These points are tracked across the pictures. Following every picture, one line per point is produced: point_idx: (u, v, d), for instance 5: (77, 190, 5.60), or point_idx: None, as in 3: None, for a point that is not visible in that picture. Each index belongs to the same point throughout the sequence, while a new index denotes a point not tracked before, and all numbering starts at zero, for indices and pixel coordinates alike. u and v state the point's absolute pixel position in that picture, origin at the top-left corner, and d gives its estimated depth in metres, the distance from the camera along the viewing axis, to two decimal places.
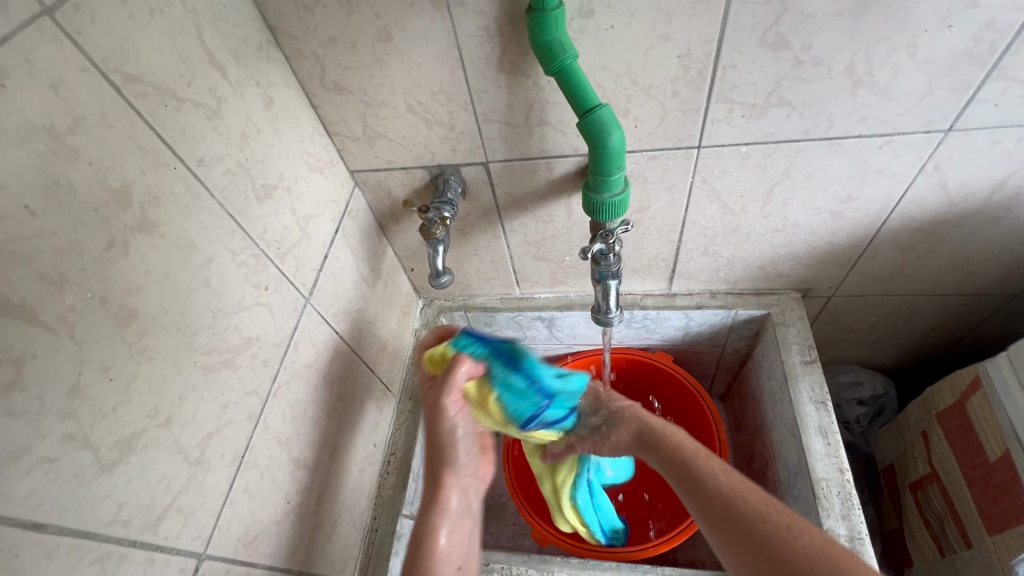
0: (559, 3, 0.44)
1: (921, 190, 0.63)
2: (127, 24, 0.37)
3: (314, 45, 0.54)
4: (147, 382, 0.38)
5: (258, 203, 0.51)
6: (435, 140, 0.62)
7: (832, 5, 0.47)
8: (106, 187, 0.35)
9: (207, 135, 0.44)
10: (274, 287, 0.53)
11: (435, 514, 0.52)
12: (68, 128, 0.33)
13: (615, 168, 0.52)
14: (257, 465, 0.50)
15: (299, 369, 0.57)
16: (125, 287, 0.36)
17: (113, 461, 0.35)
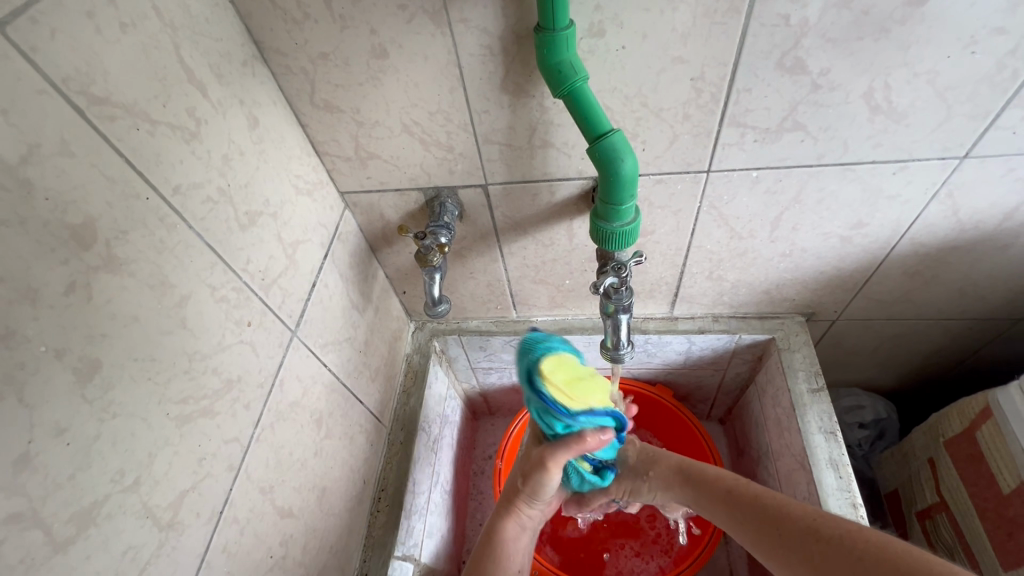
0: (569, 23, 0.42)
1: (932, 217, 0.61)
2: (95, 40, 0.33)
3: (304, 61, 0.50)
4: (111, 442, 0.34)
5: (241, 231, 0.47)
6: (432, 161, 0.59)
7: (853, 29, 0.45)
8: (65, 224, 0.31)
9: (185, 160, 0.40)
10: (259, 321, 0.49)
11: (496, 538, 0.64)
12: (21, 158, 0.29)
13: (627, 196, 0.49)
14: (237, 520, 0.45)
15: (284, 409, 0.53)
16: (87, 336, 0.32)
17: (68, 538, 0.31)
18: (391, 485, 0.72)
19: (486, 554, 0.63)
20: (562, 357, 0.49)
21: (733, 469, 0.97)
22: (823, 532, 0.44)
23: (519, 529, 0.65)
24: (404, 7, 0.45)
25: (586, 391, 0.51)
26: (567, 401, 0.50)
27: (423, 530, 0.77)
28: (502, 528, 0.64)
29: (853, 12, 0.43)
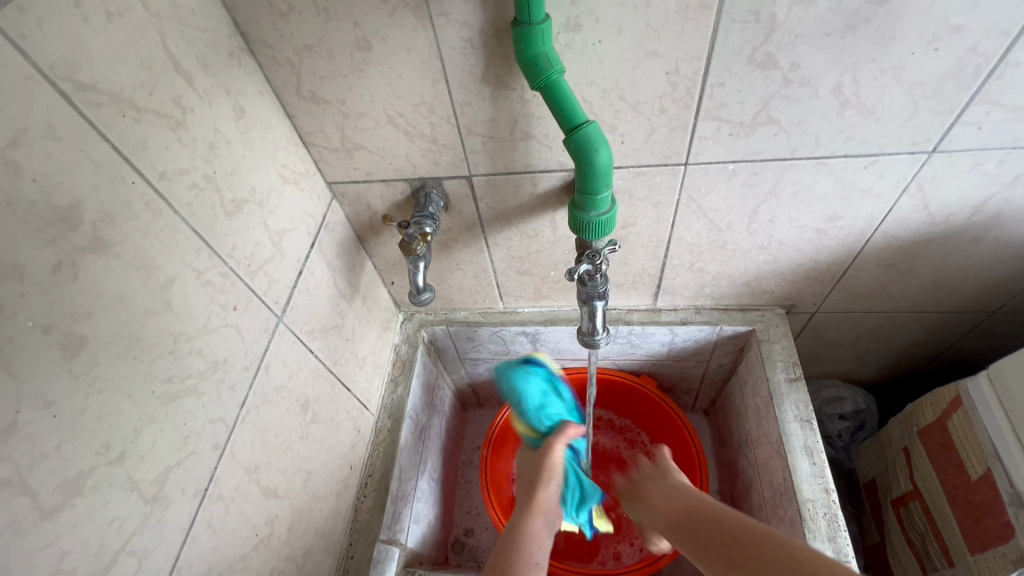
0: (545, 17, 0.43)
1: (904, 211, 0.63)
2: (81, 28, 0.34)
3: (290, 52, 0.51)
4: (97, 416, 0.35)
5: (226, 218, 0.48)
6: (417, 152, 0.60)
7: (820, 25, 0.46)
8: (52, 205, 0.32)
9: (171, 147, 0.41)
10: (244, 307, 0.50)
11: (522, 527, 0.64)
12: (9, 141, 0.30)
13: (602, 186, 0.51)
14: (222, 498, 0.47)
15: (270, 393, 0.54)
16: (72, 313, 0.33)
17: (55, 506, 0.32)
18: (377, 471, 0.73)
19: (513, 541, 0.62)
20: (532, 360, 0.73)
21: (716, 459, 0.99)
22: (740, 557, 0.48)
23: (544, 525, 0.66)
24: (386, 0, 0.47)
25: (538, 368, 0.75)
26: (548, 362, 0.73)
27: (409, 516, 0.78)
28: (526, 523, 0.65)
29: (821, 9, 0.45)
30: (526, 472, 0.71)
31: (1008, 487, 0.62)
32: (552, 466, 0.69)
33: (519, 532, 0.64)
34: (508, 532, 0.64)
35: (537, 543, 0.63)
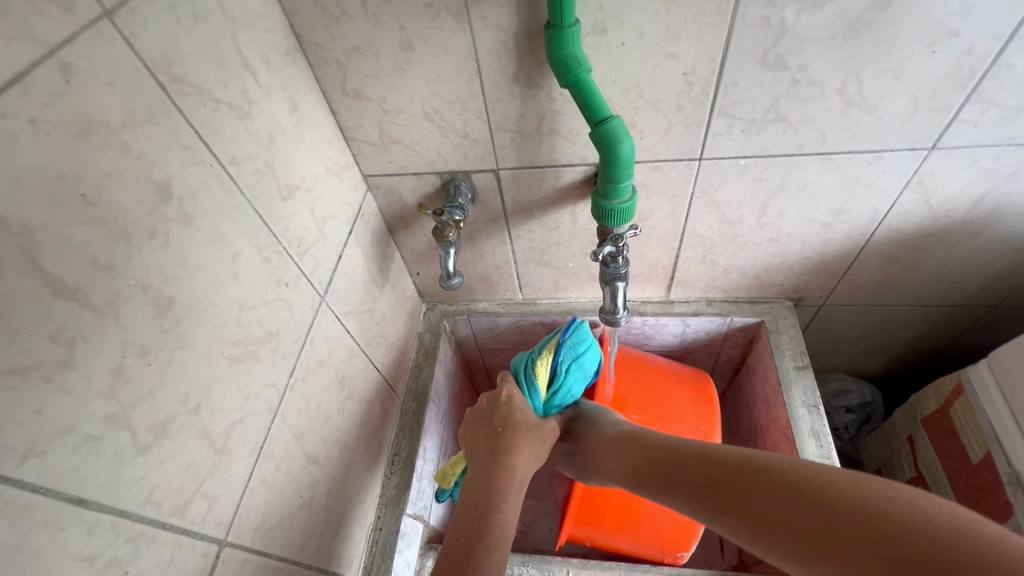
0: (575, 21, 0.48)
1: (906, 205, 0.66)
2: (175, 28, 0.39)
3: (339, 53, 0.56)
4: (180, 369, 0.39)
5: (281, 202, 0.53)
6: (449, 147, 0.65)
7: (826, 29, 0.50)
8: (151, 180, 0.37)
9: (239, 135, 0.46)
10: (294, 284, 0.55)
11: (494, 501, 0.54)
12: (121, 123, 0.35)
13: (624, 176, 0.55)
14: (273, 457, 0.51)
15: (314, 366, 0.58)
16: (164, 276, 0.38)
17: (148, 443, 0.37)
18: (404, 449, 0.77)
19: (482, 519, 0.52)
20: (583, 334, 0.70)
21: None
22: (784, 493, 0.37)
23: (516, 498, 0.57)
24: (430, 6, 0.51)
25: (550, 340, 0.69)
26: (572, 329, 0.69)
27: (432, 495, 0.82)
28: (500, 496, 0.55)
29: (826, 14, 0.49)
30: (486, 441, 0.62)
31: (1007, 467, 0.65)
32: (524, 434, 0.62)
33: (490, 504, 0.54)
34: (474, 508, 0.54)
35: (511, 518, 0.54)
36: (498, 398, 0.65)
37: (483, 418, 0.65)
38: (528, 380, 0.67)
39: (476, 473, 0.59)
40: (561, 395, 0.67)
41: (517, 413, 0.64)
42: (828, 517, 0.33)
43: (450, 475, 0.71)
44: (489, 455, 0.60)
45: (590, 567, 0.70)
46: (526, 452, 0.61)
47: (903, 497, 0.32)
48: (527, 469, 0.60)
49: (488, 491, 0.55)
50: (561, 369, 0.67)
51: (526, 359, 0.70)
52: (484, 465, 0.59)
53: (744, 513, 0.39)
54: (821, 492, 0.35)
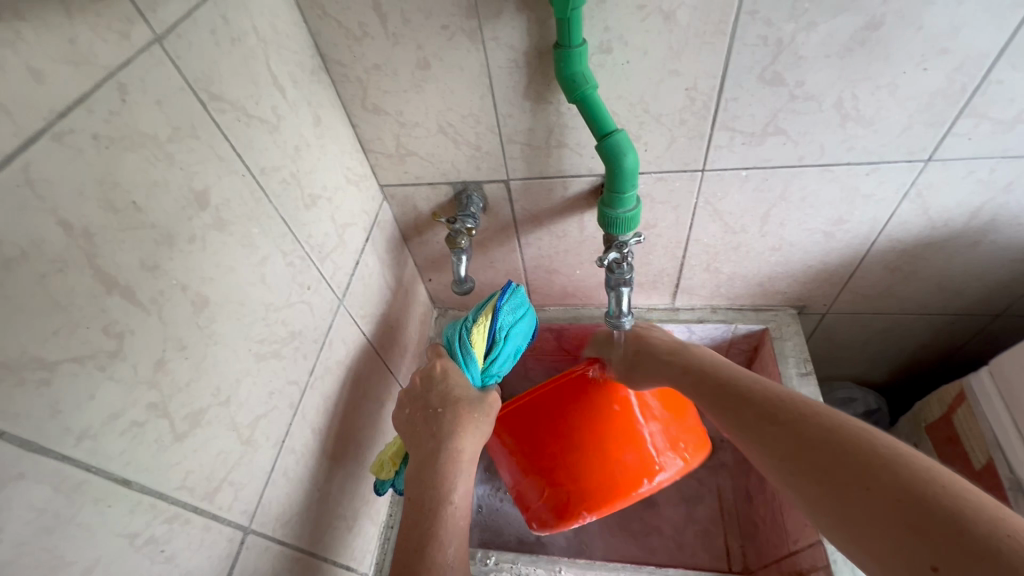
0: (582, 42, 0.51)
1: (906, 215, 0.68)
2: (214, 50, 0.43)
3: (360, 71, 0.60)
4: (213, 364, 0.42)
5: (305, 210, 0.56)
6: (462, 158, 0.68)
7: (821, 48, 0.53)
8: (191, 189, 0.40)
9: (268, 147, 0.50)
10: (315, 287, 0.58)
11: (442, 490, 0.56)
12: (167, 137, 0.38)
13: (628, 186, 0.58)
14: (293, 451, 0.54)
15: (332, 366, 0.61)
16: (200, 277, 0.41)
17: (184, 431, 0.39)
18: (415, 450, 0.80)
19: (431, 516, 0.54)
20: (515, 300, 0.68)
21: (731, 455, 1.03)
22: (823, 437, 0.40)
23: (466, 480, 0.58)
24: (446, 27, 0.55)
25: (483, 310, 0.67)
26: (505, 296, 0.67)
27: None
28: (444, 487, 0.56)
29: (821, 34, 0.52)
30: (424, 426, 0.60)
31: (1008, 473, 0.66)
32: (467, 415, 0.61)
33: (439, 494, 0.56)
34: (423, 503, 0.55)
35: (462, 508, 0.56)
36: (434, 375, 0.63)
37: (420, 401, 0.62)
38: (463, 348, 0.65)
39: (416, 463, 0.58)
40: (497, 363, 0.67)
41: (455, 391, 0.62)
42: (825, 446, 0.40)
43: (388, 463, 0.64)
44: (430, 441, 0.59)
45: (596, 567, 0.71)
46: (469, 430, 0.60)
47: (879, 445, 0.38)
48: (473, 448, 0.60)
49: (434, 483, 0.56)
50: (499, 336, 0.67)
51: (458, 328, 0.68)
52: (427, 453, 0.58)
53: (750, 429, 0.46)
54: (816, 432, 0.41)
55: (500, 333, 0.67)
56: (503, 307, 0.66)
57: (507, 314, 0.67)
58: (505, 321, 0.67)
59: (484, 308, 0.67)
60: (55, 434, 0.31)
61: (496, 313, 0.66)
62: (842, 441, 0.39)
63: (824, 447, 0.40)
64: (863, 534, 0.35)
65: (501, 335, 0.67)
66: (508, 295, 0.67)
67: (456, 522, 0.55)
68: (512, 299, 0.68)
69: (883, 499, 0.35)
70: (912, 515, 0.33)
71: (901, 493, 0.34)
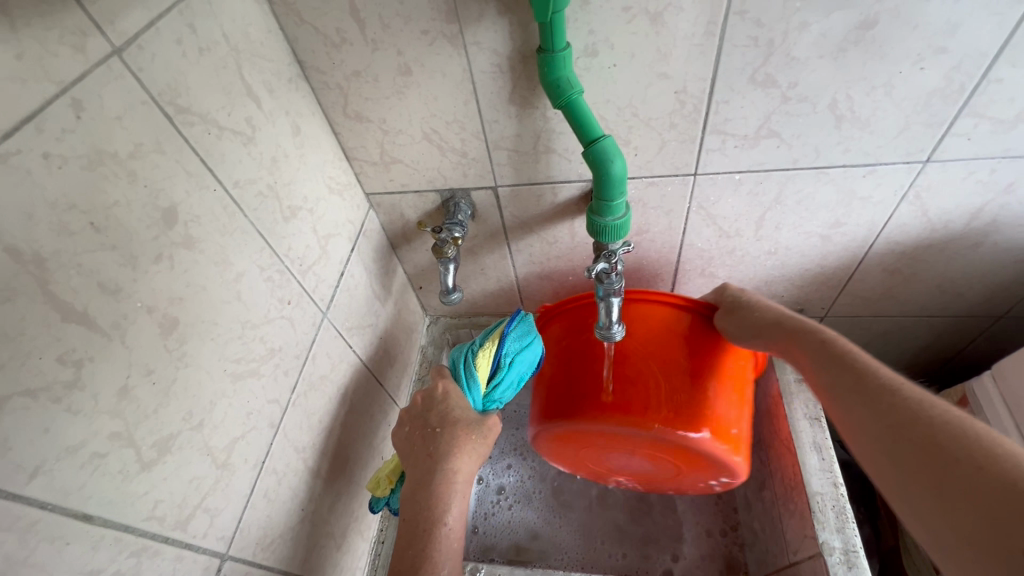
0: (566, 45, 0.49)
1: (904, 217, 0.67)
2: (181, 61, 0.41)
3: (340, 78, 0.58)
4: (184, 387, 0.41)
5: (284, 222, 0.54)
6: (448, 166, 0.67)
7: (814, 48, 0.51)
8: (156, 207, 0.39)
9: (243, 159, 0.48)
10: (297, 301, 0.56)
11: (433, 512, 0.53)
12: (129, 153, 0.37)
13: (617, 194, 0.56)
14: (275, 471, 0.52)
15: (315, 381, 0.60)
16: (168, 298, 0.39)
17: (152, 459, 0.38)
18: None
19: (420, 539, 0.52)
20: (526, 329, 0.65)
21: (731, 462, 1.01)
22: (934, 431, 0.37)
23: (460, 503, 0.55)
24: (426, 32, 0.53)
25: (492, 337, 0.65)
26: (513, 324, 0.65)
27: None
28: (437, 509, 0.54)
29: (813, 34, 0.50)
30: (420, 446, 0.59)
31: None
32: (467, 435, 0.59)
33: (430, 517, 0.53)
34: (414, 526, 0.53)
35: (456, 529, 0.54)
36: (434, 396, 0.62)
37: (419, 421, 0.61)
38: (467, 372, 0.64)
39: (412, 482, 0.56)
40: (501, 389, 0.64)
41: (454, 411, 0.61)
42: (928, 442, 0.37)
43: (385, 481, 0.63)
44: (426, 461, 0.57)
45: None
46: (466, 451, 0.58)
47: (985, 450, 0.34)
48: (470, 470, 0.58)
49: (426, 505, 0.54)
50: (503, 361, 0.64)
51: (467, 351, 0.67)
52: (423, 473, 0.56)
53: (848, 407, 0.43)
54: (927, 424, 0.37)
55: (505, 360, 0.64)
56: (509, 333, 0.64)
57: (514, 341, 0.64)
58: (511, 348, 0.64)
59: (494, 334, 0.65)
60: (3, 472, 0.29)
61: (502, 340, 0.64)
62: (952, 440, 0.36)
63: (922, 420, 0.38)
64: (928, 506, 0.35)
65: (506, 361, 0.64)
66: (518, 321, 0.65)
67: (448, 546, 0.52)
68: (523, 326, 0.65)
69: (967, 479, 0.34)
70: (997, 506, 0.31)
71: (987, 481, 0.33)
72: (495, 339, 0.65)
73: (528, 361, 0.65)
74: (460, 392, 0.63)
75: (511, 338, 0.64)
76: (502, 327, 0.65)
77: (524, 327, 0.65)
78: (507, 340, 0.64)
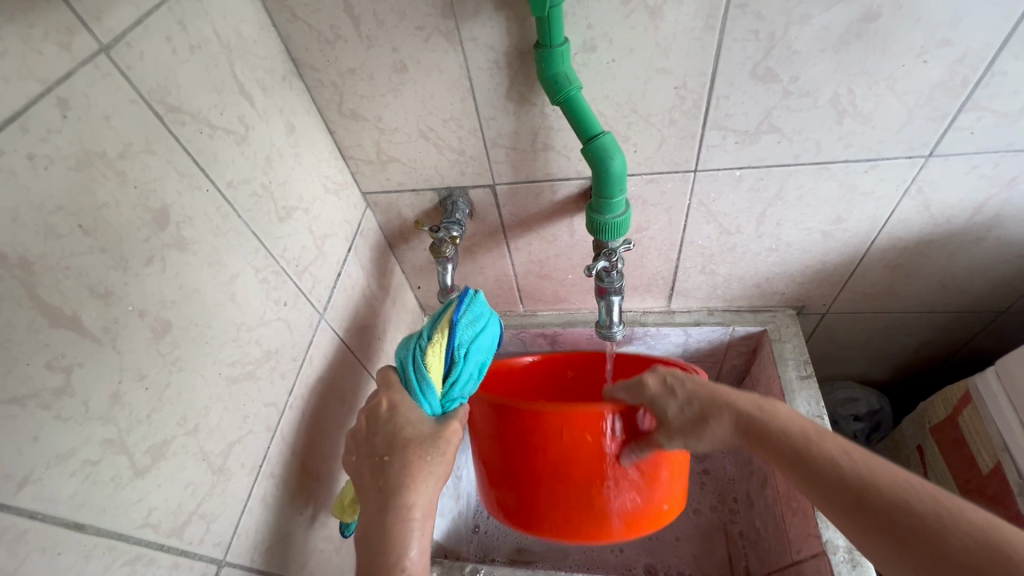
0: (564, 40, 0.48)
1: (906, 212, 0.66)
2: (171, 58, 0.40)
3: (334, 75, 0.57)
4: (178, 392, 0.40)
5: (279, 223, 0.54)
6: (445, 163, 0.66)
7: (816, 41, 0.50)
8: (148, 208, 0.38)
9: (236, 159, 0.47)
10: (293, 303, 0.55)
11: (390, 557, 0.47)
12: (118, 154, 0.36)
13: (617, 191, 0.55)
14: (272, 475, 0.51)
15: (313, 383, 0.59)
16: (161, 301, 0.39)
17: (145, 466, 0.37)
18: None
19: None
20: (475, 312, 0.61)
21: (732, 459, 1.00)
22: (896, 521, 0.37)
23: (419, 543, 0.48)
24: (421, 28, 0.52)
25: (438, 326, 0.59)
26: (460, 309, 0.60)
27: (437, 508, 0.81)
28: (394, 554, 0.47)
29: (815, 27, 0.49)
30: (369, 481, 0.51)
31: (1018, 477, 0.64)
32: (422, 461, 0.51)
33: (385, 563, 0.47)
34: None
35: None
36: (379, 415, 0.55)
37: (364, 448, 0.54)
38: (418, 372, 0.57)
39: (361, 526, 0.49)
40: (460, 384, 0.60)
41: (404, 432, 0.53)
42: (898, 534, 0.37)
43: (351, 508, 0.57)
44: (376, 497, 0.50)
45: None
46: (421, 479, 0.50)
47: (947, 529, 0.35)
48: (432, 499, 0.50)
49: (380, 551, 0.47)
50: (458, 354, 0.59)
51: (409, 346, 0.59)
52: (373, 515, 0.49)
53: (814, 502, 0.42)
54: (887, 514, 0.38)
55: (459, 350, 0.59)
56: (459, 321, 0.59)
57: (465, 328, 0.59)
58: (464, 338, 0.59)
59: (440, 323, 0.59)
60: None
61: (452, 329, 0.59)
62: (916, 527, 0.36)
63: (880, 512, 0.38)
64: None
65: (461, 351, 0.59)
66: (464, 307, 0.60)
67: None
68: (470, 310, 0.60)
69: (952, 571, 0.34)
70: None
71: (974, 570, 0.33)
72: (443, 328, 0.59)
73: (481, 347, 0.61)
74: (415, 394, 0.57)
75: (462, 326, 0.59)
76: (448, 315, 0.59)
77: (472, 312, 0.60)
78: (458, 328, 0.59)
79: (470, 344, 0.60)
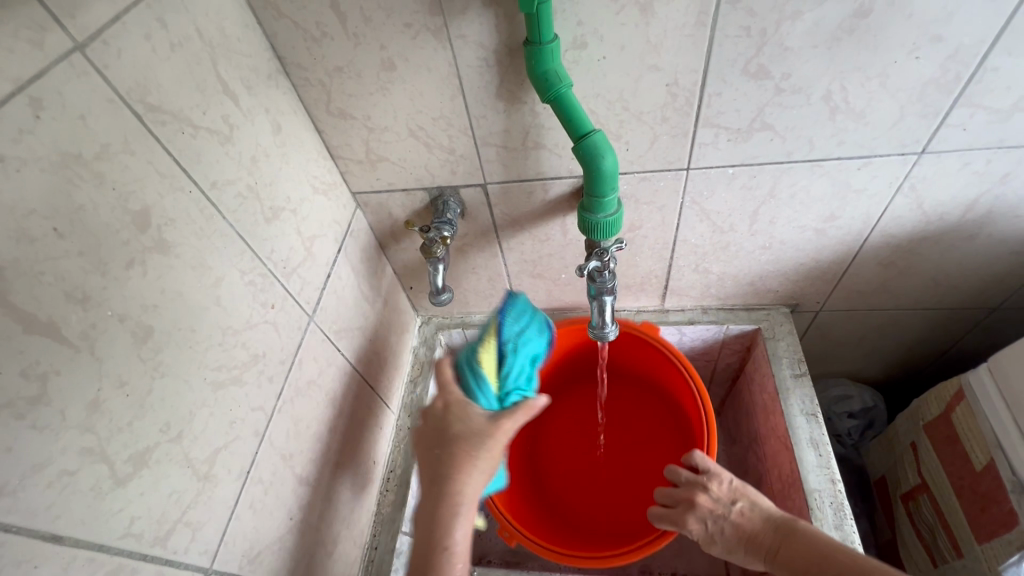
0: (554, 38, 0.48)
1: (899, 210, 0.66)
2: (150, 56, 0.39)
3: (321, 74, 0.56)
4: (161, 398, 0.39)
5: (266, 224, 0.53)
6: (436, 163, 0.65)
7: (808, 38, 0.50)
8: (127, 210, 0.37)
9: (220, 159, 0.46)
10: (281, 305, 0.54)
11: (437, 542, 0.51)
12: (94, 155, 0.35)
13: (608, 190, 0.55)
14: (261, 481, 0.50)
15: (302, 386, 0.58)
16: (142, 305, 0.38)
17: (127, 475, 0.36)
18: (398, 466, 0.76)
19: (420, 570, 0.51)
20: (523, 308, 0.61)
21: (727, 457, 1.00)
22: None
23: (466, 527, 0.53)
24: (409, 25, 0.51)
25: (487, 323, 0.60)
26: (509, 305, 0.60)
27: None
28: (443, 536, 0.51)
29: (807, 23, 0.49)
30: (429, 465, 0.55)
31: (1010, 474, 0.64)
32: (471, 452, 0.54)
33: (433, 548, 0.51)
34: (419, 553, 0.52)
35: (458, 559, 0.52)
36: (439, 411, 0.56)
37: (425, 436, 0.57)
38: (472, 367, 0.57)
39: (421, 507, 0.54)
40: (514, 379, 0.59)
41: (455, 426, 0.55)
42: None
43: None
44: (431, 484, 0.54)
45: None
46: (470, 469, 0.53)
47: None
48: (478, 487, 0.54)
49: (430, 535, 0.51)
50: (508, 348, 0.59)
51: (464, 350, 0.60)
52: (427, 499, 0.53)
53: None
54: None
55: (510, 344, 0.59)
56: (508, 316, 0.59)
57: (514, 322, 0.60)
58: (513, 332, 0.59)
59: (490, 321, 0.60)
60: None
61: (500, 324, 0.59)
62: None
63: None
64: None
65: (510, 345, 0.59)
66: (513, 303, 0.61)
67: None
68: (518, 307, 0.61)
69: None
70: None
71: None
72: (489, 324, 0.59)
73: (533, 342, 0.61)
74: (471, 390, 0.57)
75: (511, 321, 0.60)
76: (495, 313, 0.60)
77: (520, 310, 0.61)
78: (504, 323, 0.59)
79: (520, 338, 0.60)
